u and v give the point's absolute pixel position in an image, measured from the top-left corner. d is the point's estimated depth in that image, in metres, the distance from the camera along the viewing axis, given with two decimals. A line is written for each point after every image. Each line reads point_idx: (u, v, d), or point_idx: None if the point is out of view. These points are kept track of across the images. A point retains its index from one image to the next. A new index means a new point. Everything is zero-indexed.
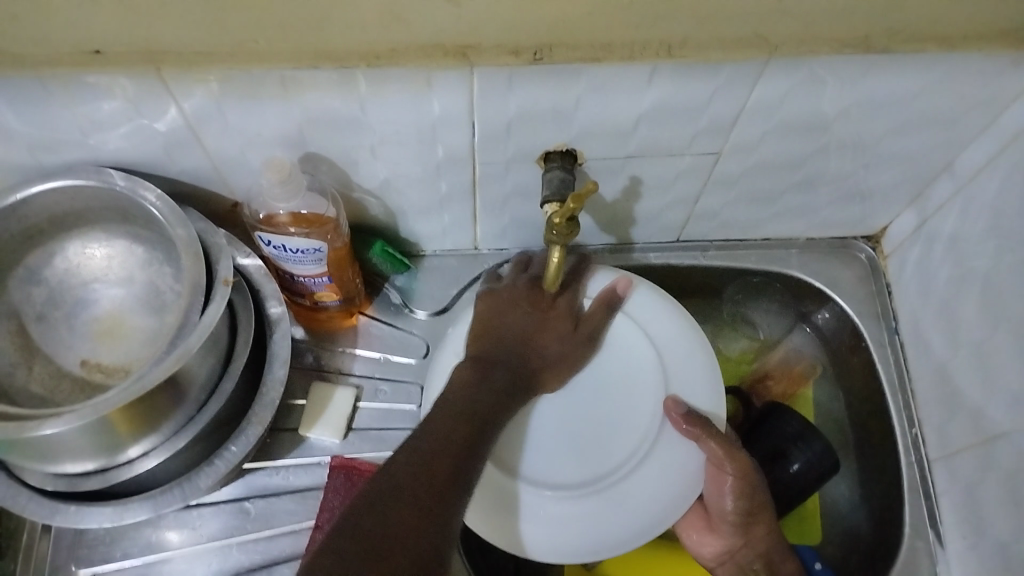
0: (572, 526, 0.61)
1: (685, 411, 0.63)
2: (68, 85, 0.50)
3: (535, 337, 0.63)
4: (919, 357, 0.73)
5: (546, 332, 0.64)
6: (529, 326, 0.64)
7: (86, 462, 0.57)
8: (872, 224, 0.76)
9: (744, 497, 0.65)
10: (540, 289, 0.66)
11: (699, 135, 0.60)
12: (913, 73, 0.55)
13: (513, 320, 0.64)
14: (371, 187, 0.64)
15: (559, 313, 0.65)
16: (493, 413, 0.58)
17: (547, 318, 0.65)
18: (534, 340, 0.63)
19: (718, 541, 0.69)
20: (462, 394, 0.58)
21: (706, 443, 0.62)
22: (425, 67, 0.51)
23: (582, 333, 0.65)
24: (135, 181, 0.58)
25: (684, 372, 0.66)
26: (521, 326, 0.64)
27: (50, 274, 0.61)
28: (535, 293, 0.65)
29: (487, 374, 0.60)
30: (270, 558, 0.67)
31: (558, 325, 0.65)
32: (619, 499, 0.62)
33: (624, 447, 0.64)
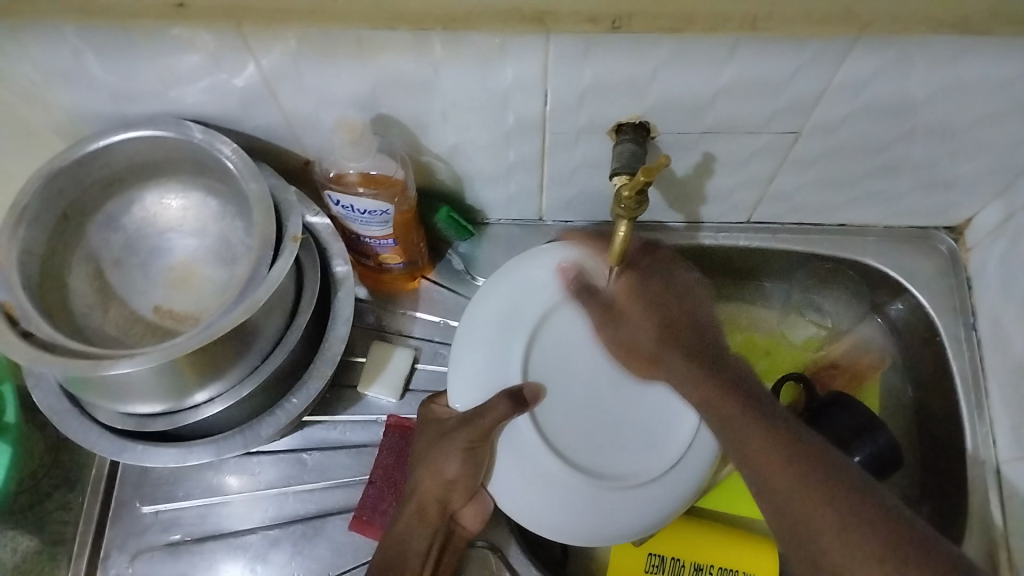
0: (563, 504, 0.60)
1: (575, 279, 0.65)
2: (152, 37, 0.51)
3: (425, 481, 0.62)
4: (996, 355, 0.70)
5: (444, 479, 0.61)
6: (425, 470, 0.62)
7: (154, 404, 0.59)
8: (956, 214, 0.73)
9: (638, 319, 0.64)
10: (424, 431, 0.64)
11: (777, 113, 0.58)
12: (1015, 57, 0.52)
13: (416, 484, 0.62)
14: (440, 152, 0.64)
15: (454, 491, 0.61)
16: (412, 531, 0.62)
17: (443, 455, 0.61)
18: (420, 483, 0.62)
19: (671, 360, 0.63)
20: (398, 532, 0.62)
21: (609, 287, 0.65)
22: (500, 32, 0.50)
23: (479, 452, 0.60)
24: (212, 135, 0.59)
25: None
26: (420, 489, 0.62)
27: (129, 221, 0.63)
28: (420, 439, 0.64)
29: (405, 538, 0.62)
30: (324, 508, 0.68)
31: (458, 496, 0.61)
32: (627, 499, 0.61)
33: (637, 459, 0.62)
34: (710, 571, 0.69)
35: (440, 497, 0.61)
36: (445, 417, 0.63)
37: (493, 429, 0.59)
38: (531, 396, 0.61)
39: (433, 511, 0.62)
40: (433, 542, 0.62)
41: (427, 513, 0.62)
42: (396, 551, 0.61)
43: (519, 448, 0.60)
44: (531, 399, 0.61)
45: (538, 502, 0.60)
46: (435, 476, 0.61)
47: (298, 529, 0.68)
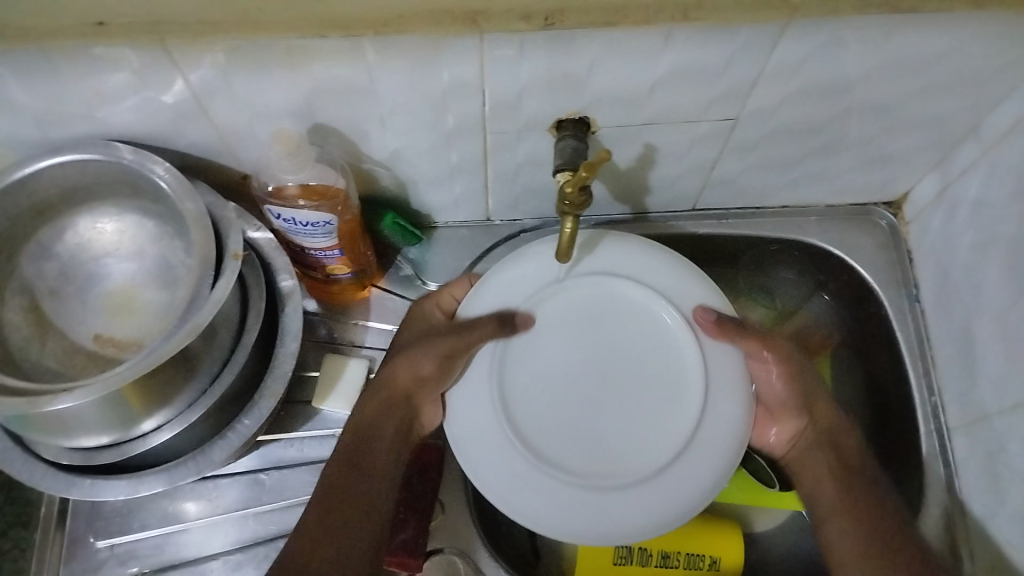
0: (533, 492, 0.57)
1: (716, 319, 0.60)
2: (74, 57, 0.49)
3: (398, 376, 0.62)
4: (940, 325, 0.72)
5: (421, 372, 0.61)
6: (397, 368, 0.62)
7: (100, 435, 0.57)
8: (894, 189, 0.75)
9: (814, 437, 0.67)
10: (409, 329, 0.66)
11: (716, 101, 0.58)
12: (941, 32, 0.53)
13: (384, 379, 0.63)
14: (381, 158, 0.64)
15: (425, 385, 0.61)
16: (373, 449, 0.61)
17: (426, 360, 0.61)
18: (394, 377, 0.62)
19: (783, 429, 0.68)
20: (353, 446, 0.60)
21: (743, 339, 0.60)
22: (434, 34, 0.49)
23: (455, 364, 0.60)
24: (143, 155, 0.57)
25: (715, 415, 0.58)
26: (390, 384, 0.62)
27: (62, 249, 0.61)
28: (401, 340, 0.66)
29: (366, 445, 0.61)
30: (286, 528, 0.67)
31: (427, 392, 0.61)
32: (608, 503, 0.56)
33: (630, 459, 0.57)
34: (677, 557, 0.69)
35: (415, 386, 0.61)
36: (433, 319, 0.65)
37: (472, 345, 0.59)
38: (522, 323, 0.60)
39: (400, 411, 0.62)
40: (394, 441, 0.62)
41: (400, 407, 0.62)
42: (364, 484, 0.59)
43: (482, 417, 0.58)
44: (522, 324, 0.60)
45: (511, 487, 0.57)
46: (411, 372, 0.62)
47: (260, 551, 0.66)
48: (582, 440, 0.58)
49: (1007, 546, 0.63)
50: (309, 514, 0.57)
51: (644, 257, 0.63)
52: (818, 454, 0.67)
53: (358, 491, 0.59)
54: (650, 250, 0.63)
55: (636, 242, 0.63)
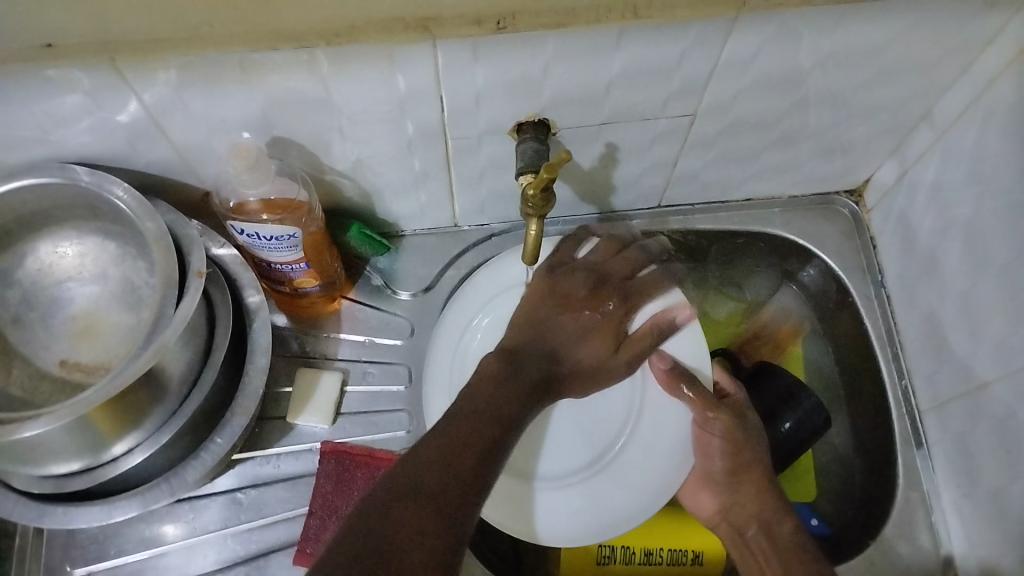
0: (520, 496, 0.66)
1: (670, 365, 0.67)
2: (23, 81, 0.49)
3: (569, 356, 0.62)
4: (906, 308, 0.72)
5: (584, 338, 0.63)
6: (577, 331, 0.63)
7: (70, 462, 0.56)
8: (854, 177, 0.76)
9: (741, 504, 0.68)
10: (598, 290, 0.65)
11: (673, 97, 0.59)
12: (890, 19, 0.54)
13: (560, 321, 0.62)
14: (343, 169, 0.63)
15: (581, 350, 0.63)
16: (510, 412, 0.56)
17: (597, 360, 0.64)
18: (574, 351, 0.62)
19: (712, 499, 0.69)
20: (472, 396, 0.55)
21: (690, 399, 0.67)
22: (387, 42, 0.49)
23: (625, 345, 0.66)
24: (100, 176, 0.57)
25: (659, 415, 0.68)
26: (564, 332, 0.62)
27: (23, 275, 0.60)
28: (593, 284, 0.65)
29: (515, 366, 0.59)
30: (266, 546, 0.66)
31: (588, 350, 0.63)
32: (605, 501, 0.66)
33: (595, 449, 0.68)
34: (660, 553, 0.69)
35: (585, 343, 0.63)
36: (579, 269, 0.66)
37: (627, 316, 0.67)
38: (684, 321, 0.68)
39: (563, 379, 0.62)
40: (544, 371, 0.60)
41: (580, 361, 0.63)
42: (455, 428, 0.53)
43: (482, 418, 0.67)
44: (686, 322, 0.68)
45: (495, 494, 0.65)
46: (591, 357, 0.64)
47: (241, 570, 0.66)
48: (552, 438, 0.68)
49: (982, 525, 0.64)
50: (433, 443, 0.52)
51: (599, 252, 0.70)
52: (741, 511, 0.68)
53: (498, 407, 0.55)
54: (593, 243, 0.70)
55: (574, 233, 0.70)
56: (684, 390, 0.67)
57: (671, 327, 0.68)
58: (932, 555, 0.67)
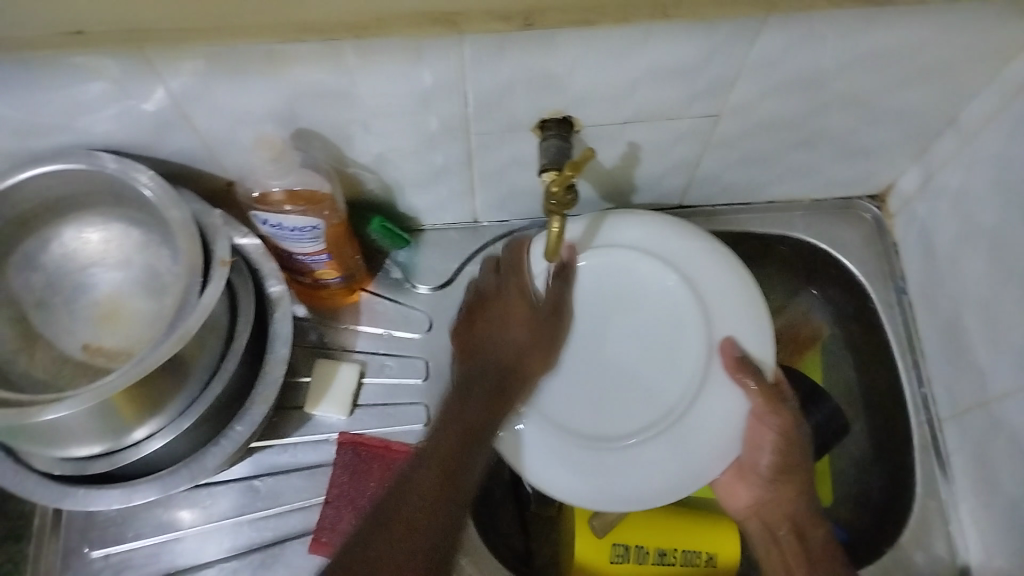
0: (556, 456, 0.63)
1: (739, 357, 0.64)
2: (52, 67, 0.49)
3: (498, 351, 0.62)
4: (927, 315, 0.72)
5: (505, 330, 0.63)
6: (502, 322, 0.63)
7: (92, 445, 0.57)
8: (878, 181, 0.75)
9: (776, 502, 0.69)
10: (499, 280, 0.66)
11: (697, 97, 0.59)
12: (919, 22, 0.53)
13: (490, 337, 0.63)
14: (366, 162, 0.64)
15: (509, 348, 0.62)
16: (482, 426, 0.60)
17: (531, 343, 0.63)
18: (513, 342, 0.63)
19: (750, 492, 0.69)
20: (454, 408, 0.60)
21: (753, 391, 0.64)
22: (412, 36, 0.49)
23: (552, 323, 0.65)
24: (126, 163, 0.57)
25: (716, 398, 0.64)
26: (491, 338, 0.63)
27: (48, 259, 0.61)
28: (486, 291, 0.65)
29: (467, 385, 0.61)
30: (281, 534, 0.67)
31: (524, 355, 0.63)
32: (626, 471, 0.63)
33: (642, 420, 0.65)
34: (673, 554, 0.69)
35: (506, 335, 0.63)
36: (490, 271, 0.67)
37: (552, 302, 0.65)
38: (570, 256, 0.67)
39: (503, 380, 0.62)
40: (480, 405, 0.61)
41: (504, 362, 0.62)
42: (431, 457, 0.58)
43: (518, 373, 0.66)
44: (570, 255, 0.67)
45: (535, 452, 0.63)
46: (525, 335, 0.63)
47: (256, 557, 0.66)
48: (602, 402, 0.66)
49: (1000, 535, 0.63)
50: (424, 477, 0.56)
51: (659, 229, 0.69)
52: (774, 510, 0.69)
53: (466, 423, 0.60)
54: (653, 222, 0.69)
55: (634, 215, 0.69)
56: (748, 382, 0.64)
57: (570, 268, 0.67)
58: (948, 563, 0.67)
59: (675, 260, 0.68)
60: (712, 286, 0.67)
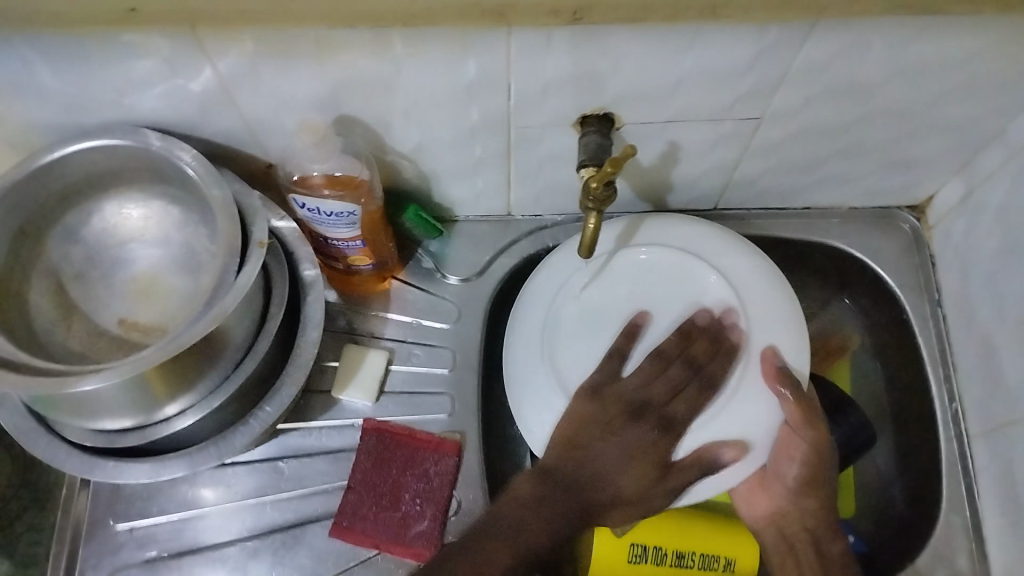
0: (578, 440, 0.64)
1: (780, 367, 0.64)
2: (105, 43, 0.50)
3: (608, 485, 0.64)
4: (962, 330, 0.71)
5: (623, 469, 0.64)
6: (620, 460, 0.64)
7: (124, 418, 0.58)
8: (917, 193, 0.74)
9: (795, 516, 0.69)
10: (634, 416, 0.64)
11: (740, 100, 0.58)
12: (972, 33, 0.52)
13: (606, 448, 0.64)
14: (405, 151, 0.64)
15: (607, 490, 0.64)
16: (555, 529, 0.63)
17: (640, 491, 0.63)
18: (609, 477, 0.64)
19: (770, 503, 0.69)
20: (526, 513, 0.63)
21: (788, 402, 0.63)
22: (461, 28, 0.50)
23: (656, 497, 0.63)
24: (171, 142, 0.58)
25: (745, 404, 0.64)
26: (603, 463, 0.64)
27: (89, 233, 0.61)
28: (642, 407, 0.64)
29: (546, 493, 0.63)
30: (303, 516, 0.67)
31: (624, 498, 0.64)
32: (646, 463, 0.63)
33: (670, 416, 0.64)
34: (693, 557, 0.69)
35: (616, 476, 0.64)
36: (613, 403, 0.64)
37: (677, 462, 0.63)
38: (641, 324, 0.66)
39: (593, 510, 0.64)
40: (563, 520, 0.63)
41: (596, 492, 0.64)
42: (507, 542, 0.61)
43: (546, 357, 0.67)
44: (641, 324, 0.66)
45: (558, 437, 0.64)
46: (627, 487, 0.64)
47: (277, 538, 0.67)
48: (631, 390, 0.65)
49: None
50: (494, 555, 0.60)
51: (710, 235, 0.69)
52: (794, 522, 0.70)
53: (525, 526, 0.62)
54: (705, 229, 0.69)
55: (681, 219, 0.70)
56: (784, 393, 0.63)
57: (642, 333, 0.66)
58: None
59: (719, 264, 0.68)
60: (755, 296, 0.66)
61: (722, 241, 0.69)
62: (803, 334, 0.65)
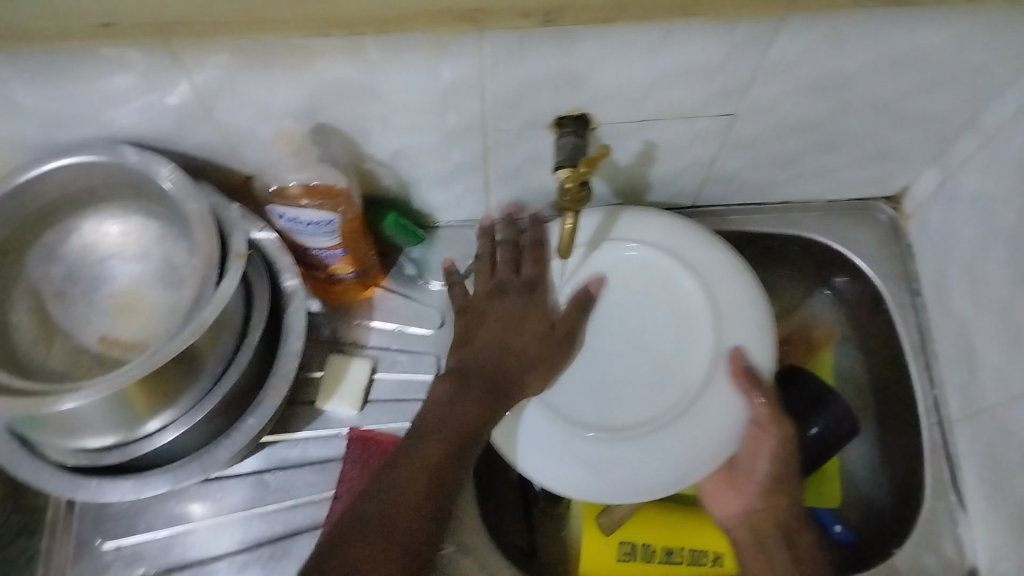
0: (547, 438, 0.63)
1: (746, 366, 0.63)
2: (77, 59, 0.50)
3: (508, 355, 0.61)
4: (941, 319, 0.72)
5: (498, 327, 0.63)
6: (506, 328, 0.63)
7: (107, 435, 0.57)
8: (893, 184, 0.75)
9: (764, 512, 0.67)
10: (502, 292, 0.65)
11: (715, 97, 0.59)
12: (940, 24, 0.53)
13: (488, 325, 0.63)
14: (383, 158, 0.64)
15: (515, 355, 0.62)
16: (475, 429, 0.57)
17: (535, 358, 0.62)
18: (509, 343, 0.62)
19: (739, 499, 0.68)
20: (439, 409, 0.58)
21: (757, 404, 0.62)
22: (435, 33, 0.50)
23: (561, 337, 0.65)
24: (147, 157, 0.58)
25: (714, 405, 0.63)
26: (497, 335, 0.62)
27: (67, 251, 0.61)
28: (501, 289, 0.65)
29: (463, 385, 0.59)
30: (290, 528, 0.67)
31: (512, 365, 0.61)
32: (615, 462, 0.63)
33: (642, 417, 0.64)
34: (681, 553, 0.69)
35: (506, 335, 0.62)
36: (485, 283, 0.66)
37: (548, 314, 0.65)
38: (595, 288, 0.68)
39: (511, 385, 0.61)
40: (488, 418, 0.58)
41: (503, 371, 0.61)
42: (420, 450, 0.55)
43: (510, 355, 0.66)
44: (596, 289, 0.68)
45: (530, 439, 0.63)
46: (532, 351, 0.62)
47: (267, 551, 0.66)
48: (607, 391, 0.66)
49: (1011, 539, 0.63)
50: (427, 449, 0.55)
51: (683, 229, 0.70)
52: (763, 518, 0.67)
53: (457, 420, 0.57)
54: (683, 225, 0.70)
55: (664, 215, 0.70)
56: (752, 394, 0.63)
57: (591, 301, 0.67)
58: (958, 566, 0.66)
59: (693, 265, 0.68)
60: (728, 299, 0.67)
61: (701, 244, 0.69)
62: (771, 336, 0.65)
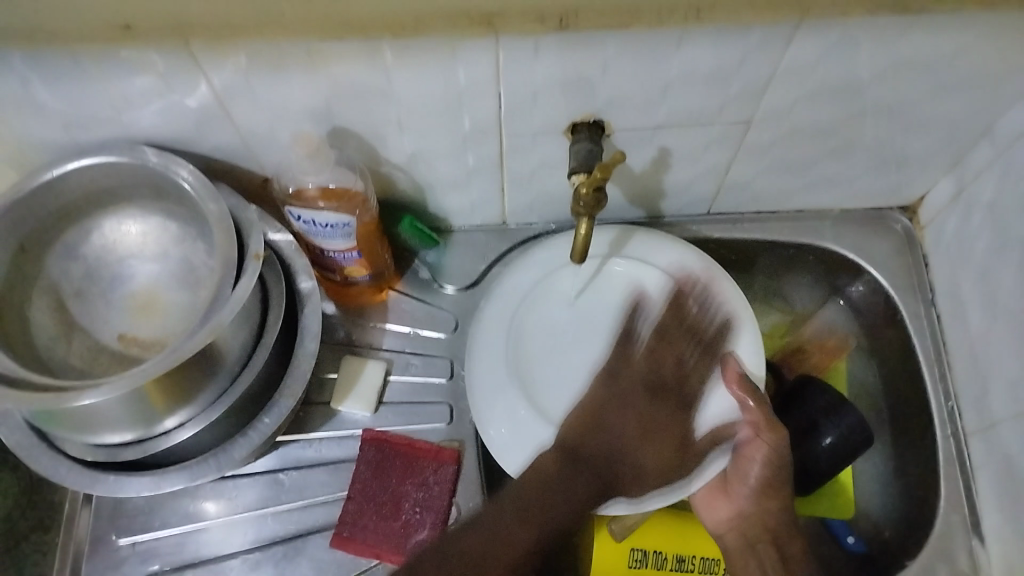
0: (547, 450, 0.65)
1: (741, 375, 0.66)
2: (101, 60, 0.51)
3: (640, 461, 0.67)
4: (956, 328, 0.72)
5: (625, 412, 0.68)
6: (632, 437, 0.68)
7: (125, 432, 0.58)
8: (908, 192, 0.75)
9: (757, 517, 0.67)
10: (659, 398, 0.68)
11: (728, 103, 0.59)
12: (955, 32, 0.53)
13: (622, 413, 0.68)
14: (400, 161, 0.65)
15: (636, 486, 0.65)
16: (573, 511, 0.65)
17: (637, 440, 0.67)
18: (635, 457, 0.67)
19: (731, 505, 0.68)
20: (541, 482, 0.65)
21: (751, 409, 0.65)
22: (451, 36, 0.50)
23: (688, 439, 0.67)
24: (167, 158, 0.58)
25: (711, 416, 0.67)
26: (624, 433, 0.68)
27: (87, 250, 0.62)
28: (653, 384, 0.69)
29: (576, 461, 0.66)
30: (304, 527, 0.68)
31: (648, 445, 0.67)
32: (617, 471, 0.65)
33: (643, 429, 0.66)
34: (693, 560, 0.69)
35: (641, 450, 0.67)
36: (638, 360, 0.69)
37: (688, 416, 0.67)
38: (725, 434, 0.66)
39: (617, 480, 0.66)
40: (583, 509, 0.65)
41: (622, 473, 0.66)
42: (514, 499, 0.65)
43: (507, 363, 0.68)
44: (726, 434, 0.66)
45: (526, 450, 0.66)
46: (650, 461, 0.66)
47: (279, 549, 0.67)
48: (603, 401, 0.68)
49: None
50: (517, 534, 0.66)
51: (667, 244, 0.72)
52: (754, 523, 0.67)
53: (569, 498, 0.65)
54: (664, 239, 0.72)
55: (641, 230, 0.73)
56: (745, 399, 0.66)
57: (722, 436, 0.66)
58: None
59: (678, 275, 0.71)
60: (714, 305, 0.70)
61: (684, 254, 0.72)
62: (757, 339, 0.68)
